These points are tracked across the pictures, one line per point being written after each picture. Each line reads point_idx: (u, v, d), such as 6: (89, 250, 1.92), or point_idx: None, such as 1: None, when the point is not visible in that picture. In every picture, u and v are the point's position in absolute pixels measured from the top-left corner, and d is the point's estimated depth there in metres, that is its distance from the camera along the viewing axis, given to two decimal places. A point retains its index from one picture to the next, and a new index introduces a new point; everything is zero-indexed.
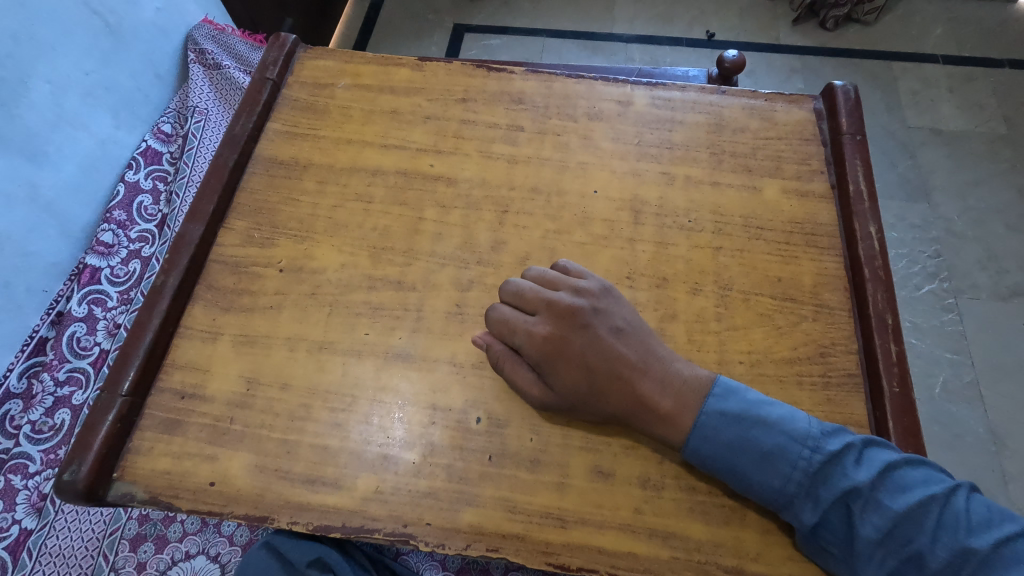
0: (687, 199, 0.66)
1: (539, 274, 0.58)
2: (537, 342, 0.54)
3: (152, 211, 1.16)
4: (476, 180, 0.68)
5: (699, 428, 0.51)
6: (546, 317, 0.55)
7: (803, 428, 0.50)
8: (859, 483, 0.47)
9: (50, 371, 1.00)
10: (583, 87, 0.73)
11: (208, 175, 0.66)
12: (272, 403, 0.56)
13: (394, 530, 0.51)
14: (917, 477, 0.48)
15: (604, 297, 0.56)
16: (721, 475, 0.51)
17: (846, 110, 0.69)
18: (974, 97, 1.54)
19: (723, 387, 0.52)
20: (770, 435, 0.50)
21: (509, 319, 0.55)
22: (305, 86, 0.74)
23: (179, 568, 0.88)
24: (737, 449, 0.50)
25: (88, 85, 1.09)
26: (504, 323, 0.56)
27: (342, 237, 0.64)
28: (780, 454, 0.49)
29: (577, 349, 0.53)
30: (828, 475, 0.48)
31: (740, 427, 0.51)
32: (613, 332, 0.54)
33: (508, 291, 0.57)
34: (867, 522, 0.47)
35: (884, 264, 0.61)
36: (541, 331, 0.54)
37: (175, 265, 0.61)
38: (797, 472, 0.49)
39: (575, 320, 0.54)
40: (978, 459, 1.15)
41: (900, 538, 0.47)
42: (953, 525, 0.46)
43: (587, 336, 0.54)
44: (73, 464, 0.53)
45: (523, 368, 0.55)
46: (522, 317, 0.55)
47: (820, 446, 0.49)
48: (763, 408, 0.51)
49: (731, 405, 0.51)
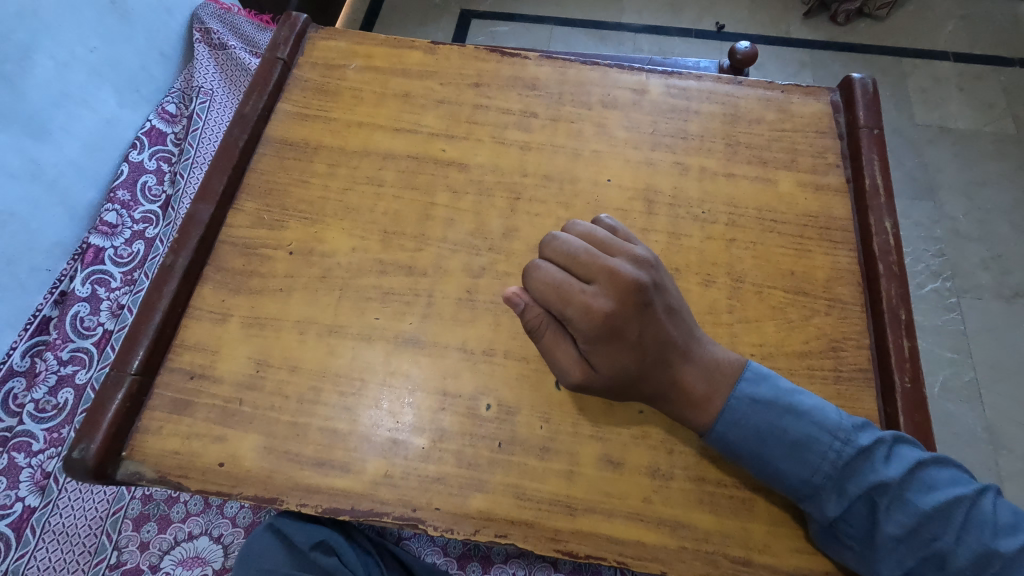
0: (701, 190, 0.65)
1: (590, 235, 0.52)
2: (593, 317, 0.49)
3: (156, 191, 1.15)
4: (489, 166, 0.67)
5: (727, 412, 0.51)
6: (604, 288, 0.50)
7: (835, 419, 0.50)
8: (887, 478, 0.48)
9: (53, 351, 0.99)
10: (597, 74, 0.72)
11: (217, 155, 0.66)
12: (281, 385, 0.56)
13: (403, 514, 0.51)
14: (945, 477, 0.49)
15: (659, 271, 0.52)
16: (745, 462, 0.51)
17: (864, 103, 0.69)
18: (984, 95, 1.52)
19: (755, 373, 0.52)
20: (801, 425, 0.50)
21: (563, 285, 0.49)
22: (316, 67, 0.73)
23: (182, 549, 0.89)
24: (766, 437, 0.50)
25: (92, 62, 1.08)
26: (557, 290, 0.49)
27: (353, 221, 0.64)
28: (810, 445, 0.49)
29: (633, 328, 0.50)
30: (856, 470, 0.49)
31: (771, 414, 0.50)
32: (665, 311, 0.52)
33: (559, 252, 0.51)
34: (892, 518, 0.48)
35: (899, 260, 0.61)
36: (599, 304, 0.49)
37: (184, 245, 0.61)
38: (827, 463, 0.49)
39: (636, 296, 0.50)
40: (976, 458, 1.15)
41: (922, 536, 0.48)
42: (977, 527, 0.48)
43: (644, 315, 0.51)
44: (82, 442, 0.53)
45: (568, 342, 0.51)
46: (577, 285, 0.50)
47: (851, 440, 0.49)
48: (796, 397, 0.51)
49: (762, 391, 0.51)
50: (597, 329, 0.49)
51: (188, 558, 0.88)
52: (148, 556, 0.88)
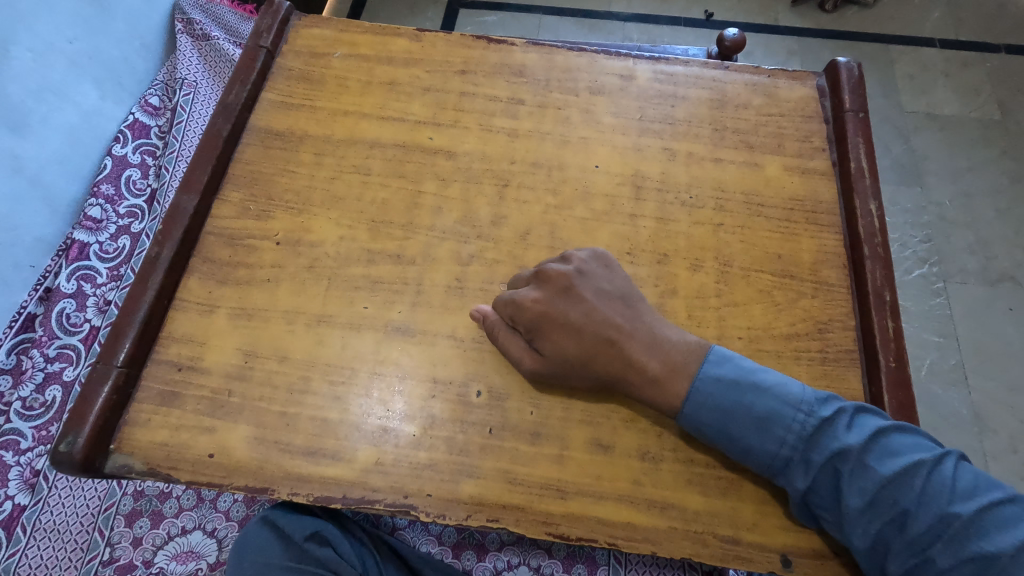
0: (689, 175, 0.66)
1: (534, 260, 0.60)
2: (528, 307, 0.54)
3: (141, 185, 1.14)
4: (476, 154, 0.67)
5: (695, 394, 0.51)
6: (539, 285, 0.56)
7: (797, 393, 0.50)
8: (849, 446, 0.48)
9: (40, 347, 0.99)
10: (584, 61, 0.72)
11: (201, 145, 0.65)
12: (270, 376, 0.56)
13: (395, 501, 0.52)
14: (906, 443, 0.49)
15: (591, 262, 0.57)
16: (717, 441, 0.51)
17: (849, 87, 0.69)
18: (969, 82, 1.54)
19: (717, 355, 0.53)
20: (764, 401, 0.50)
21: (505, 294, 0.56)
22: (300, 55, 0.72)
23: (175, 543, 0.89)
24: (728, 414, 0.51)
25: (72, 53, 1.06)
26: (501, 301, 0.56)
27: (340, 210, 0.63)
28: (774, 418, 0.50)
29: (567, 312, 0.54)
30: (819, 439, 0.49)
31: (734, 392, 0.51)
32: (599, 294, 0.55)
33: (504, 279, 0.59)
34: (853, 485, 0.48)
35: (884, 242, 0.61)
36: (530, 296, 0.55)
37: (169, 236, 0.60)
38: (791, 436, 0.49)
39: (564, 283, 0.55)
40: (961, 439, 1.18)
41: (885, 502, 0.47)
42: (938, 491, 0.46)
43: (571, 297, 0.54)
44: (69, 435, 0.52)
45: (518, 337, 0.55)
46: (515, 290, 0.56)
47: (814, 412, 0.50)
48: (758, 374, 0.51)
49: (726, 371, 0.52)
50: (533, 318, 0.54)
51: (182, 553, 0.88)
52: (141, 552, 0.88)
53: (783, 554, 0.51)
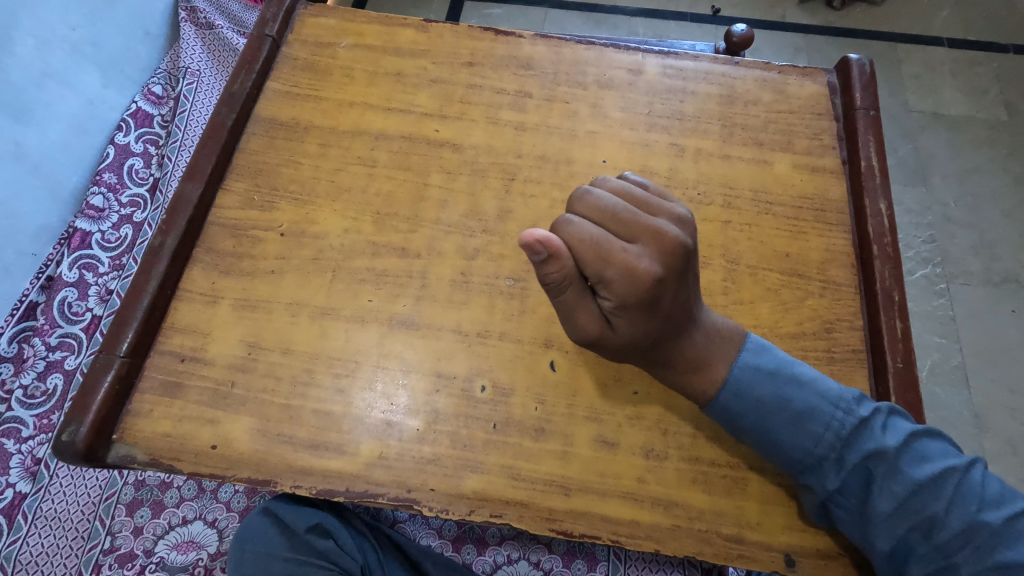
0: (697, 171, 0.65)
1: (624, 191, 0.49)
2: (636, 281, 0.46)
3: (143, 174, 1.13)
4: (483, 147, 0.66)
5: (731, 381, 0.51)
6: (649, 249, 0.46)
7: (836, 390, 0.50)
8: (886, 447, 0.48)
9: (41, 336, 0.99)
10: (593, 54, 0.71)
11: (205, 135, 0.64)
12: (274, 367, 0.55)
13: (398, 495, 0.51)
14: (936, 449, 0.49)
15: (695, 236, 0.49)
16: (749, 433, 0.51)
17: (860, 84, 0.68)
18: (978, 82, 1.52)
19: (755, 343, 0.53)
20: (804, 395, 0.50)
21: (602, 246, 0.45)
22: (306, 45, 0.71)
23: (175, 533, 0.89)
24: (767, 408, 0.50)
25: (74, 41, 1.05)
26: (594, 250, 0.45)
27: (345, 202, 0.63)
28: (812, 415, 0.50)
29: (666, 295, 0.48)
30: (856, 439, 0.49)
31: (774, 384, 0.51)
32: (696, 279, 0.50)
33: (581, 203, 0.47)
34: (886, 488, 0.48)
35: (893, 242, 0.61)
36: (645, 266, 0.46)
37: (172, 226, 0.60)
38: (829, 434, 0.49)
39: (677, 259, 0.47)
40: (962, 440, 1.17)
41: (915, 506, 0.48)
42: (966, 497, 0.48)
43: (676, 281, 0.48)
44: (71, 425, 0.52)
45: (591, 301, 0.48)
46: (618, 244, 0.46)
47: (852, 411, 0.50)
48: (797, 368, 0.51)
49: (766, 361, 0.52)
50: (637, 294, 0.46)
51: (183, 543, 0.88)
52: (142, 541, 0.88)
53: (787, 554, 0.51)
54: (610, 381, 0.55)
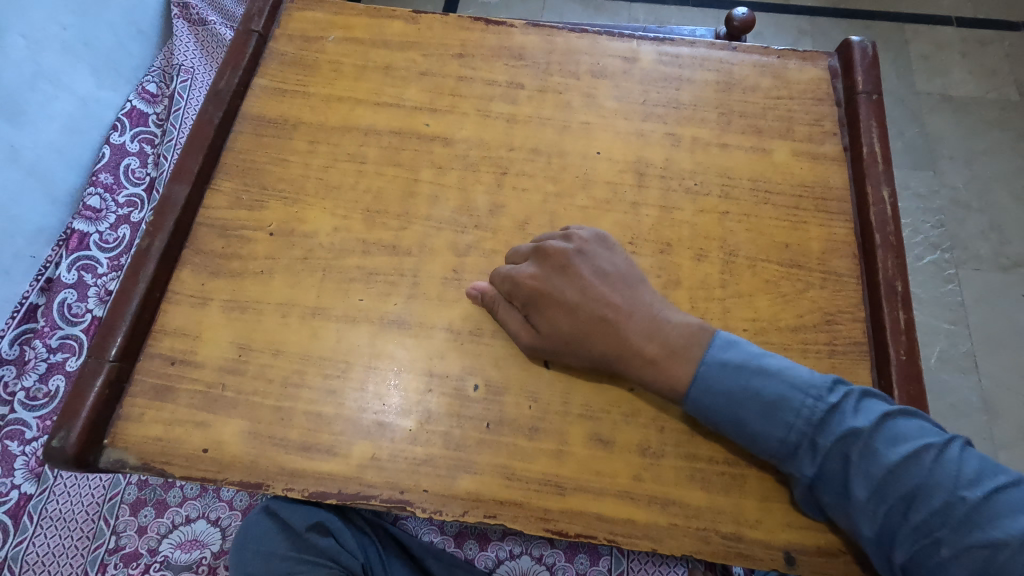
0: (694, 161, 0.63)
1: (534, 232, 0.59)
2: (524, 282, 0.54)
3: (140, 174, 1.13)
4: (474, 140, 0.65)
5: (700, 379, 0.50)
6: (538, 259, 0.55)
7: (805, 376, 0.49)
8: (856, 430, 0.46)
9: (42, 338, 0.99)
10: (586, 43, 0.69)
11: (192, 134, 0.63)
12: (265, 369, 0.55)
13: (391, 497, 0.51)
14: (913, 427, 0.47)
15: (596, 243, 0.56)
16: (722, 428, 0.50)
17: (863, 68, 0.66)
18: (987, 62, 1.49)
19: (723, 339, 0.51)
20: (770, 384, 0.49)
21: (500, 268, 0.56)
22: (293, 39, 0.70)
23: (179, 532, 0.89)
24: (736, 399, 0.49)
25: (66, 39, 1.04)
26: (497, 272, 0.56)
27: (334, 200, 0.62)
28: (781, 402, 0.48)
29: (567, 291, 0.53)
30: (827, 423, 0.47)
31: (740, 376, 0.49)
32: (598, 275, 0.54)
33: (504, 250, 0.59)
34: (862, 471, 0.46)
35: (897, 230, 0.59)
36: (527, 271, 0.55)
37: (160, 227, 0.59)
38: (799, 420, 0.48)
39: (562, 260, 0.54)
40: (970, 427, 1.16)
41: (894, 488, 0.45)
42: (949, 475, 0.45)
43: (568, 274, 0.54)
44: (62, 431, 0.52)
45: (513, 310, 0.55)
46: (514, 265, 0.56)
47: (822, 396, 0.48)
48: (763, 359, 0.50)
49: (732, 355, 0.50)
50: (527, 293, 0.54)
51: (187, 542, 0.89)
52: (146, 540, 0.89)
53: (787, 551, 0.50)
54: (606, 378, 0.54)
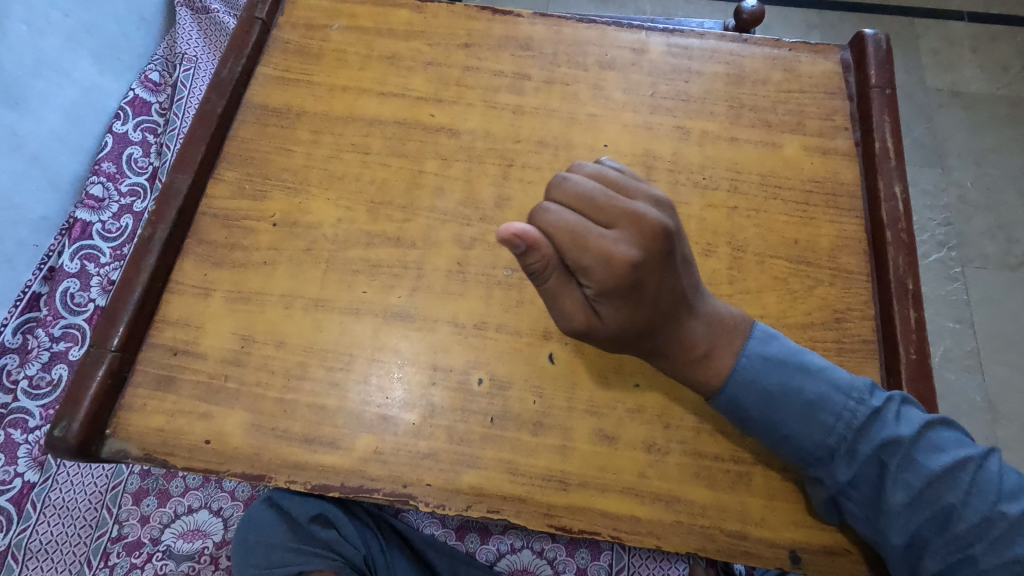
0: (702, 155, 0.62)
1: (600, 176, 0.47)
2: (618, 266, 0.44)
3: (143, 163, 1.12)
4: (480, 132, 0.64)
5: (737, 372, 0.49)
6: (627, 235, 0.45)
7: (847, 379, 0.49)
8: (899, 437, 0.47)
9: (45, 327, 0.99)
10: (594, 33, 0.68)
11: (194, 123, 0.62)
12: (267, 361, 0.54)
13: (394, 491, 0.51)
14: (951, 439, 0.48)
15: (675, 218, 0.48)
16: (755, 426, 0.50)
17: (876, 61, 0.65)
18: (999, 58, 1.47)
19: (763, 332, 0.51)
20: (815, 386, 0.49)
21: (577, 231, 0.44)
22: (297, 27, 0.69)
23: (182, 521, 0.89)
24: (775, 397, 0.49)
25: (68, 26, 1.03)
26: (572, 236, 0.44)
27: (338, 190, 0.61)
28: (823, 405, 0.48)
29: (652, 282, 0.46)
30: (869, 429, 0.48)
31: (784, 374, 0.49)
32: (680, 260, 0.48)
33: (566, 193, 0.45)
34: (901, 481, 0.47)
35: (908, 227, 0.58)
36: (622, 252, 0.44)
37: (162, 217, 0.59)
38: (841, 424, 0.48)
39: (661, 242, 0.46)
40: (974, 426, 1.15)
41: (929, 497, 0.47)
42: (982, 489, 0.47)
43: (665, 262, 0.46)
44: (63, 420, 0.51)
45: (573, 285, 0.46)
46: (596, 229, 0.44)
47: (865, 401, 0.48)
48: (807, 357, 0.50)
49: (774, 350, 0.50)
50: (617, 281, 0.45)
51: (189, 531, 0.89)
52: (149, 530, 0.89)
53: (792, 550, 0.49)
54: (611, 374, 0.54)
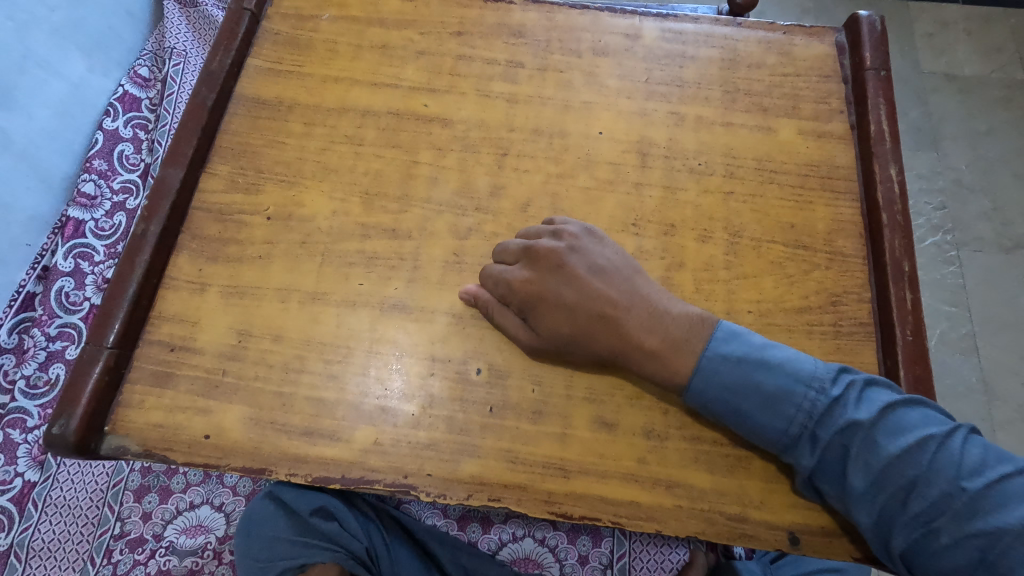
0: (698, 141, 0.62)
1: (523, 224, 0.57)
2: (520, 288, 0.53)
3: (134, 160, 1.11)
4: (474, 121, 0.63)
5: (701, 370, 0.50)
6: (537, 263, 0.54)
7: (807, 369, 0.49)
8: (857, 420, 0.47)
9: (40, 326, 0.98)
10: (587, 19, 0.68)
11: (185, 116, 0.62)
12: (265, 355, 0.54)
13: (395, 481, 0.51)
14: (915, 417, 0.47)
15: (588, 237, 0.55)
16: (723, 420, 0.50)
17: (871, 43, 0.64)
18: (992, 40, 1.46)
19: (725, 332, 0.51)
20: (773, 377, 0.49)
21: (498, 271, 0.54)
22: (287, 18, 0.68)
23: (184, 517, 0.90)
24: (736, 393, 0.49)
25: (55, 22, 1.02)
26: (495, 277, 0.54)
27: (332, 182, 0.61)
28: (783, 395, 0.48)
29: (571, 293, 0.52)
30: (828, 414, 0.48)
31: (742, 370, 0.49)
32: (591, 271, 0.53)
33: (492, 249, 0.56)
34: (863, 462, 0.46)
35: (904, 209, 0.58)
36: (531, 277, 0.53)
37: (155, 212, 0.58)
38: (800, 413, 0.48)
39: (553, 260, 0.53)
40: (969, 408, 1.16)
41: (893, 477, 0.46)
42: (948, 465, 0.45)
43: (562, 276, 0.53)
44: (62, 418, 0.51)
45: (511, 315, 0.54)
46: (500, 265, 0.54)
47: (824, 388, 0.48)
48: (766, 350, 0.50)
49: (733, 348, 0.50)
50: (534, 299, 0.52)
51: (191, 527, 0.89)
52: (151, 526, 0.89)
53: (791, 532, 0.50)
54: (609, 361, 0.54)
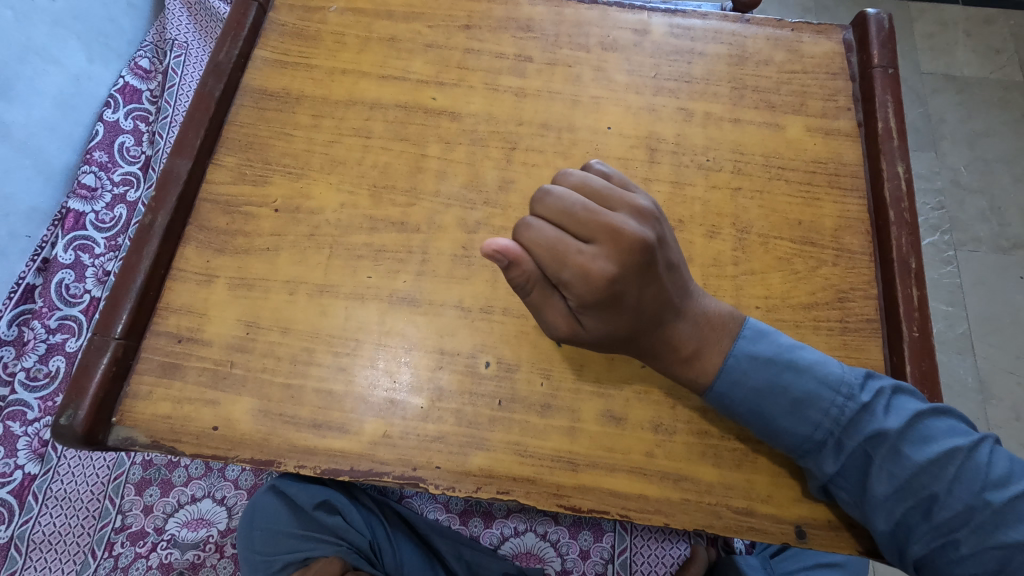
0: (706, 137, 0.62)
1: (587, 184, 0.47)
2: (593, 282, 0.45)
3: (135, 152, 1.10)
4: (482, 116, 0.63)
5: (727, 370, 0.50)
6: (605, 249, 0.45)
7: (838, 374, 0.49)
8: (885, 429, 0.47)
9: (41, 319, 0.98)
10: (595, 14, 0.68)
11: (192, 107, 0.61)
12: (273, 347, 0.54)
13: (404, 473, 0.51)
14: (941, 428, 0.48)
15: (662, 224, 0.48)
16: (744, 419, 0.50)
17: (879, 41, 0.65)
18: (991, 41, 1.47)
19: (753, 330, 0.51)
20: (804, 382, 0.49)
21: (556, 246, 0.45)
22: (294, 10, 0.67)
23: (185, 511, 0.90)
24: (764, 393, 0.49)
25: (56, 13, 1.01)
26: (550, 251, 0.45)
27: (340, 175, 0.61)
28: (811, 401, 0.49)
29: (635, 294, 0.47)
30: (855, 422, 0.48)
31: (770, 372, 0.50)
32: (667, 268, 0.48)
33: (548, 206, 0.46)
34: (887, 472, 0.47)
35: (911, 207, 0.58)
36: (599, 267, 0.45)
37: (162, 203, 0.58)
38: (828, 419, 0.48)
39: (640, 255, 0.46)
40: (965, 407, 1.17)
41: (916, 487, 0.47)
42: (970, 477, 0.47)
43: (645, 277, 0.47)
44: (69, 408, 0.51)
45: (556, 299, 0.48)
46: (574, 244, 0.45)
47: (854, 395, 0.48)
48: (796, 353, 0.50)
49: (762, 349, 0.50)
50: (598, 295, 0.45)
51: (193, 520, 0.89)
52: (152, 519, 0.89)
53: (798, 525, 0.50)
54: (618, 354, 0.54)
